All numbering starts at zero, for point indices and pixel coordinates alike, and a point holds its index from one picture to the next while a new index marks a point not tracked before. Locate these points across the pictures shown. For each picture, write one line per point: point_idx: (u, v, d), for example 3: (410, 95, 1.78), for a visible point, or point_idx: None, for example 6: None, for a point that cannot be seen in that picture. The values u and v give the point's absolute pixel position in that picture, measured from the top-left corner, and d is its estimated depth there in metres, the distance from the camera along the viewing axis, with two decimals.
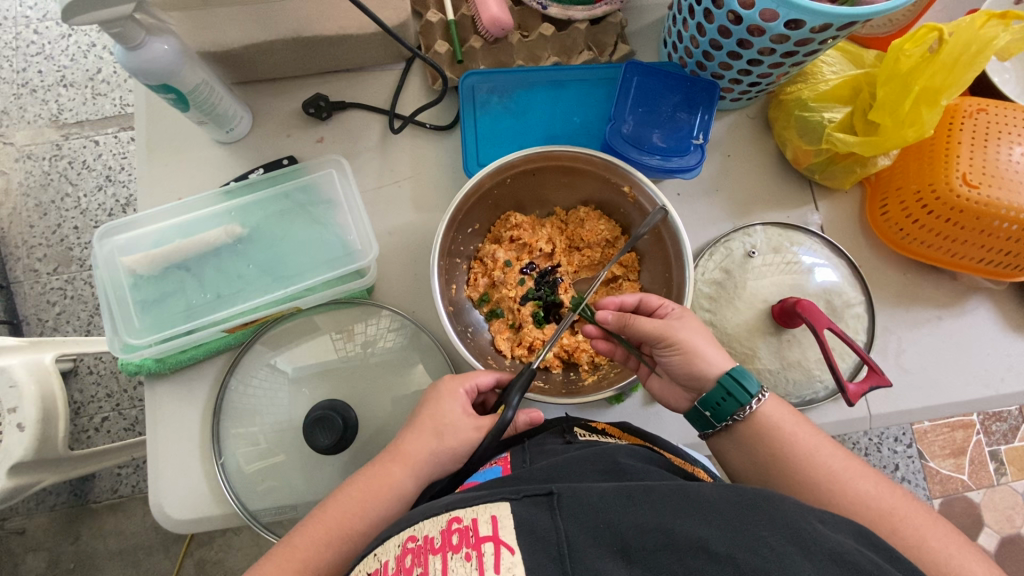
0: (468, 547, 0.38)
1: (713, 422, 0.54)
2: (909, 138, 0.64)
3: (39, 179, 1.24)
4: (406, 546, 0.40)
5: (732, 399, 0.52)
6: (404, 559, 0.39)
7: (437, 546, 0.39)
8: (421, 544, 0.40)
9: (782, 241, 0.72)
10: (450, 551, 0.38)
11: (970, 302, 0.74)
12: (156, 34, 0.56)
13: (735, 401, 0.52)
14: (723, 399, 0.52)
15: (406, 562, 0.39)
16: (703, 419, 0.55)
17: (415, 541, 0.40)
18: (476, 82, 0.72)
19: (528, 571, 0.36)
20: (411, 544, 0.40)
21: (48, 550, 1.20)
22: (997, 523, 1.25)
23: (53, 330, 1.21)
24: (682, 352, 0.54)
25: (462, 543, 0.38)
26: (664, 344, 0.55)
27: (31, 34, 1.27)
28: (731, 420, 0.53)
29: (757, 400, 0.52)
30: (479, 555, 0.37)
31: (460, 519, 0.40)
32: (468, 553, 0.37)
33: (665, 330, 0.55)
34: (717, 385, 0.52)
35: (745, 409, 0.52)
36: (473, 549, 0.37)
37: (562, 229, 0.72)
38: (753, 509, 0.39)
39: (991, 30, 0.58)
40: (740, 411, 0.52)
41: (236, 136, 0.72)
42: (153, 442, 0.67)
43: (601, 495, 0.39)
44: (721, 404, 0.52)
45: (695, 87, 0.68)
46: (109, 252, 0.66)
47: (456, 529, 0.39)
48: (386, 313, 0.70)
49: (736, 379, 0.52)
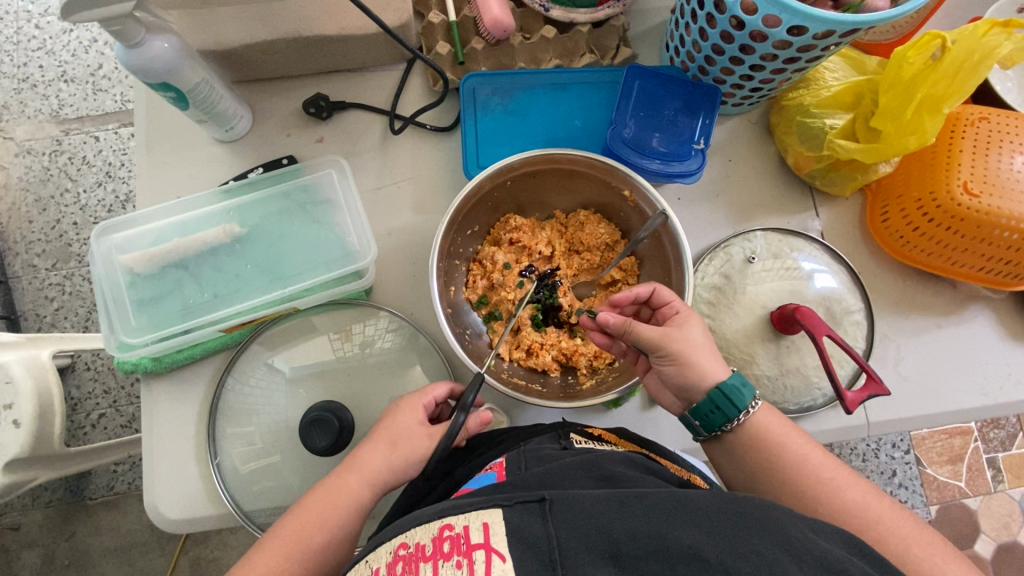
0: (459, 556, 0.37)
1: (701, 431, 0.54)
2: (910, 146, 0.63)
3: (38, 174, 1.24)
4: (397, 553, 0.40)
5: (721, 412, 0.52)
6: (395, 566, 0.39)
7: (428, 554, 0.39)
8: (412, 551, 0.39)
9: (782, 246, 0.72)
10: (442, 558, 0.38)
11: (969, 311, 0.74)
12: (157, 32, 0.56)
13: (724, 414, 0.52)
14: (712, 411, 0.52)
15: (397, 569, 0.39)
16: (691, 426, 0.55)
17: (406, 549, 0.40)
18: (477, 84, 0.71)
19: None
20: (402, 551, 0.40)
21: (44, 547, 1.20)
22: (994, 531, 1.24)
23: (51, 326, 1.20)
24: (676, 363, 0.54)
25: (454, 551, 0.38)
26: (661, 352, 0.54)
27: (33, 29, 1.26)
28: (721, 430, 0.53)
29: (746, 412, 0.52)
30: (470, 563, 0.37)
31: (452, 527, 0.39)
32: (459, 561, 0.37)
33: (663, 341, 0.54)
34: (707, 397, 0.52)
35: (733, 422, 0.52)
36: (464, 557, 0.37)
37: (561, 232, 0.71)
38: (744, 516, 0.39)
39: (995, 38, 0.58)
40: (729, 423, 0.52)
41: (235, 135, 0.72)
42: (148, 441, 0.66)
43: (594, 502, 0.39)
44: (711, 416, 0.52)
45: (697, 91, 0.68)
46: (107, 250, 0.66)
47: (447, 536, 0.39)
48: (384, 314, 0.69)
49: (727, 394, 0.51)
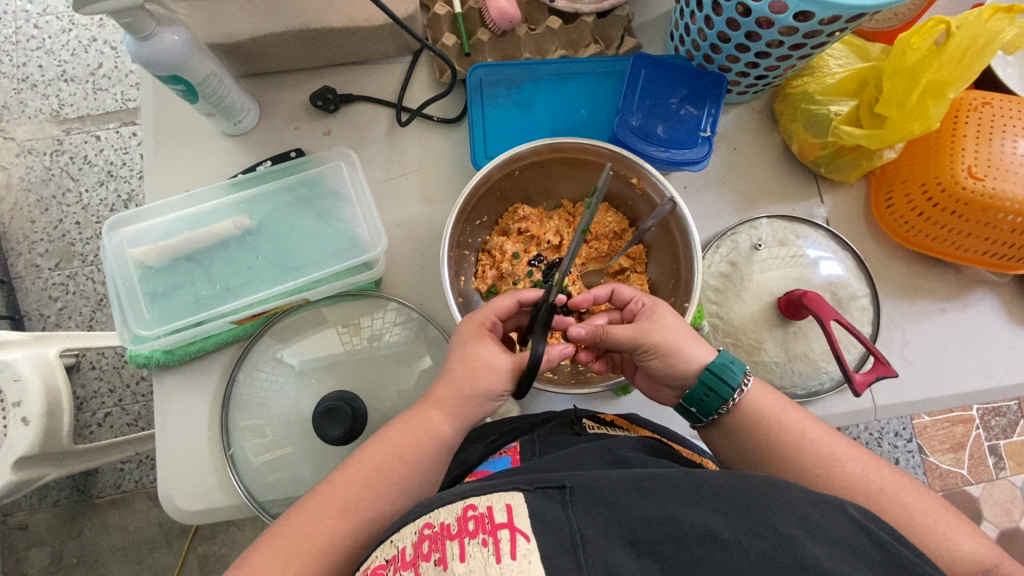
0: (485, 534, 0.37)
1: (700, 417, 0.55)
2: (916, 131, 0.64)
3: (40, 174, 1.24)
4: (423, 532, 0.40)
5: (715, 394, 0.53)
6: (421, 545, 0.39)
7: (454, 533, 0.39)
8: (438, 530, 0.39)
9: (787, 234, 0.73)
10: (467, 536, 0.38)
11: (974, 295, 0.74)
12: (166, 25, 0.56)
13: (719, 395, 0.52)
14: (706, 394, 0.53)
15: (423, 548, 0.39)
16: (690, 414, 0.56)
17: (431, 528, 0.40)
18: (483, 74, 0.72)
19: (543, 560, 0.36)
20: (428, 530, 0.40)
21: (51, 546, 1.20)
22: (996, 517, 1.25)
23: (56, 325, 1.21)
24: (659, 355, 0.54)
25: (478, 529, 0.38)
26: (641, 349, 0.54)
27: (31, 28, 1.26)
28: (718, 414, 0.54)
29: (741, 391, 0.53)
30: (496, 542, 0.37)
31: (476, 506, 0.40)
32: (485, 539, 0.37)
33: (640, 336, 0.54)
34: (698, 381, 0.53)
35: (729, 402, 0.53)
36: (489, 535, 0.37)
37: (569, 221, 0.72)
38: (762, 494, 0.39)
39: (999, 23, 0.58)
40: (725, 405, 0.53)
41: (243, 128, 0.72)
42: (162, 433, 0.67)
43: (612, 487, 0.40)
44: (706, 399, 0.53)
45: (703, 79, 0.68)
46: (118, 244, 0.66)
47: (471, 516, 0.39)
48: (393, 306, 0.70)
49: (717, 374, 0.52)
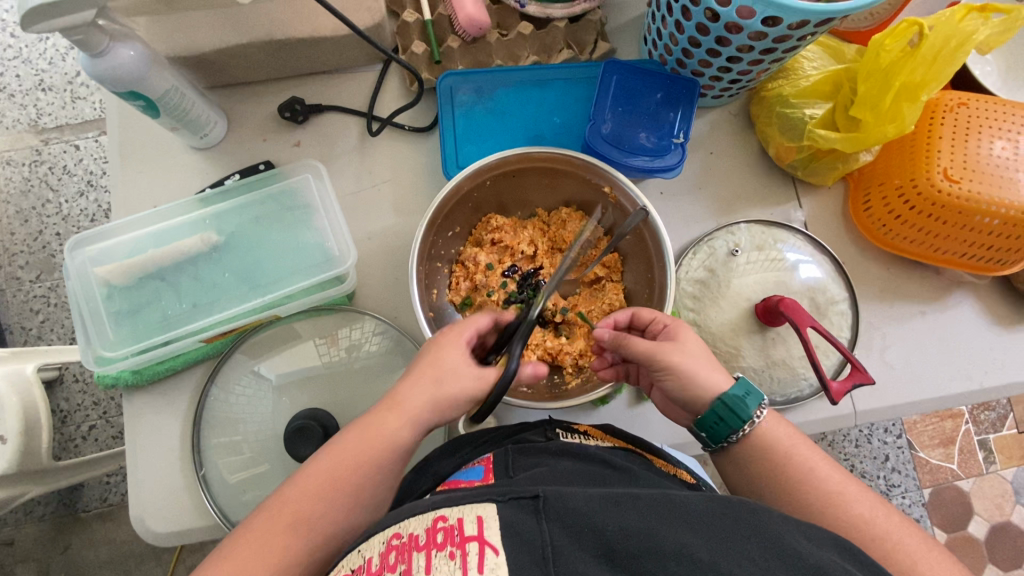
0: (452, 546, 0.37)
1: (710, 442, 0.53)
2: (890, 134, 0.64)
3: (19, 185, 1.22)
4: (391, 542, 0.39)
5: (725, 424, 0.51)
6: (388, 556, 0.38)
7: (422, 544, 0.38)
8: (405, 541, 0.38)
9: (766, 239, 0.72)
10: (435, 548, 0.37)
11: (954, 297, 0.74)
12: (121, 40, 0.55)
13: (729, 425, 0.51)
14: (717, 421, 0.51)
15: (390, 559, 0.38)
16: (699, 437, 0.54)
17: (399, 539, 0.39)
18: (455, 82, 0.70)
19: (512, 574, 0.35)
20: (395, 541, 0.39)
21: (38, 561, 1.19)
22: (987, 511, 1.25)
23: (38, 338, 1.19)
24: (674, 378, 0.53)
25: (447, 541, 0.37)
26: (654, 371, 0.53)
27: (7, 37, 1.24)
28: (727, 441, 0.52)
29: (754, 421, 0.51)
30: (463, 555, 0.36)
31: (445, 518, 0.39)
32: (453, 552, 0.36)
33: (655, 359, 0.53)
34: (710, 409, 0.51)
35: (739, 433, 0.51)
36: (457, 548, 0.36)
37: (543, 230, 0.71)
38: (740, 521, 0.39)
39: (972, 23, 0.57)
40: (735, 434, 0.51)
41: (210, 142, 0.71)
42: (133, 454, 0.66)
43: (587, 500, 0.39)
44: (716, 427, 0.51)
45: (676, 84, 0.67)
46: (82, 263, 0.65)
47: (440, 527, 0.38)
48: (369, 318, 0.69)
49: (731, 405, 0.50)
